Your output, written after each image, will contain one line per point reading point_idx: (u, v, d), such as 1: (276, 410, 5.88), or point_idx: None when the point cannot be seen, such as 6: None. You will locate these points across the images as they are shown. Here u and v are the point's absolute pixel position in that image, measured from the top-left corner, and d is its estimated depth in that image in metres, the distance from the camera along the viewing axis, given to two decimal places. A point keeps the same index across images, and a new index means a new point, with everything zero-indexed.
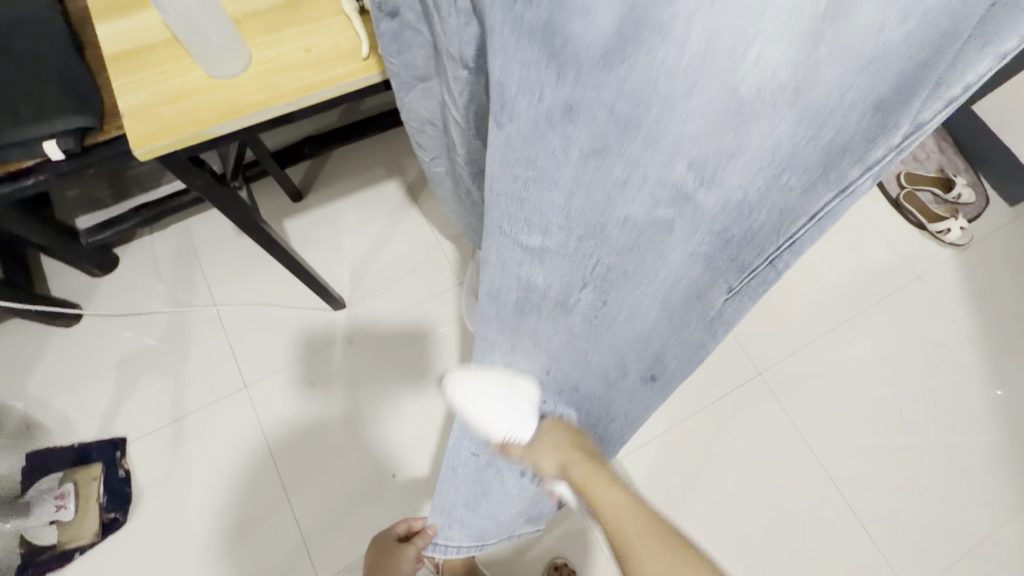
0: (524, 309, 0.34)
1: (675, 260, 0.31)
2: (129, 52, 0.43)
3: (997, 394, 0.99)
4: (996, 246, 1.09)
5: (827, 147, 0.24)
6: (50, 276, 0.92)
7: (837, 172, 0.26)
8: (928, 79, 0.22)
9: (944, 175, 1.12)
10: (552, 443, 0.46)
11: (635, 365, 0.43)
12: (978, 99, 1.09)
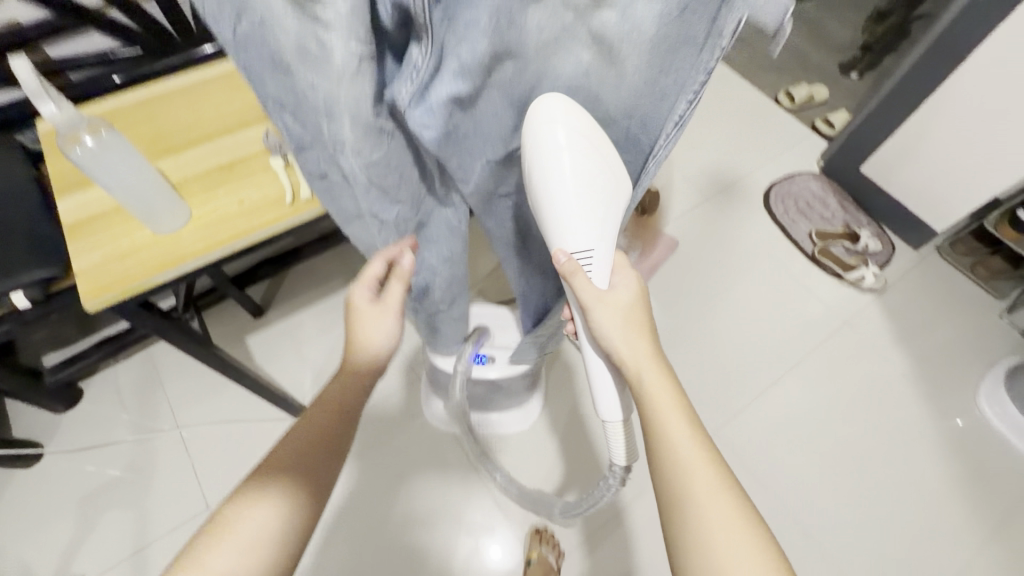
0: (575, 246, 0.42)
1: None
2: (82, 220, 0.50)
3: (961, 423, 1.04)
4: (910, 287, 1.19)
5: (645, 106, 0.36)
6: (13, 417, 0.94)
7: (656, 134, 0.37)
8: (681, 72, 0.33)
9: (851, 228, 1.24)
10: (618, 298, 0.45)
11: None
12: (863, 162, 1.24)
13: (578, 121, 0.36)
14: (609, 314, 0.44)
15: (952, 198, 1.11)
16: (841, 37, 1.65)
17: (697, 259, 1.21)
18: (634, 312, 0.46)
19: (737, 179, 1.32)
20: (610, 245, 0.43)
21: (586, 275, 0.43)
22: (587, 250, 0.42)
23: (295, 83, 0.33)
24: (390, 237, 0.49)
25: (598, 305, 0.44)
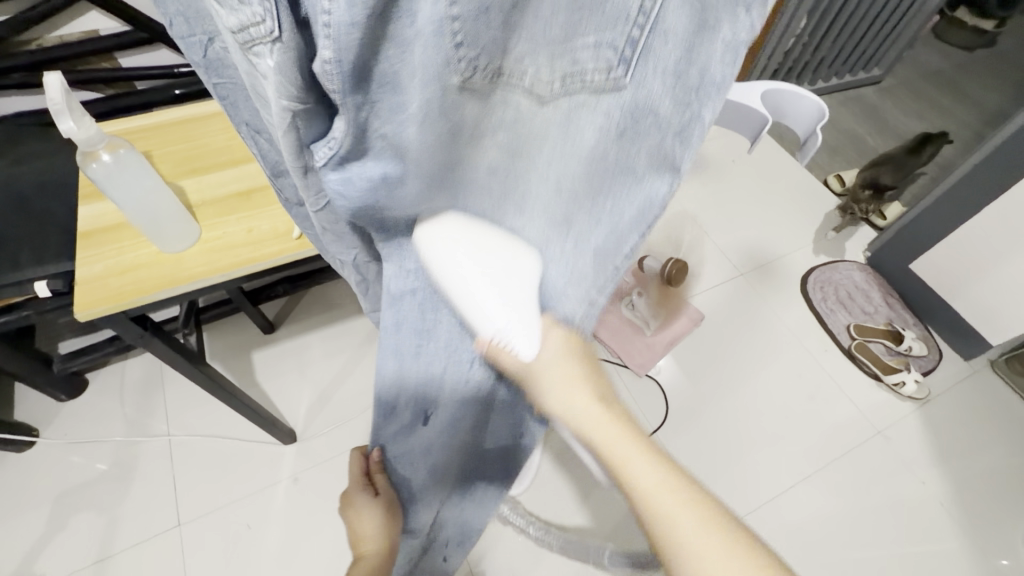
0: (492, 333, 0.40)
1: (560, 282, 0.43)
2: (94, 230, 0.51)
3: (1005, 565, 0.92)
4: (956, 401, 1.09)
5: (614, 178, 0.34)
6: (17, 400, 0.95)
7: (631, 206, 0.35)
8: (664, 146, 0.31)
9: (893, 328, 1.16)
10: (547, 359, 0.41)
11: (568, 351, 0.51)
12: (913, 259, 1.17)
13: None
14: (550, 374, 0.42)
15: (1012, 313, 1.02)
16: (902, 127, 1.60)
17: (722, 338, 1.15)
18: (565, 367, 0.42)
19: (775, 258, 1.27)
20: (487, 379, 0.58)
21: (509, 353, 0.42)
22: (497, 332, 0.40)
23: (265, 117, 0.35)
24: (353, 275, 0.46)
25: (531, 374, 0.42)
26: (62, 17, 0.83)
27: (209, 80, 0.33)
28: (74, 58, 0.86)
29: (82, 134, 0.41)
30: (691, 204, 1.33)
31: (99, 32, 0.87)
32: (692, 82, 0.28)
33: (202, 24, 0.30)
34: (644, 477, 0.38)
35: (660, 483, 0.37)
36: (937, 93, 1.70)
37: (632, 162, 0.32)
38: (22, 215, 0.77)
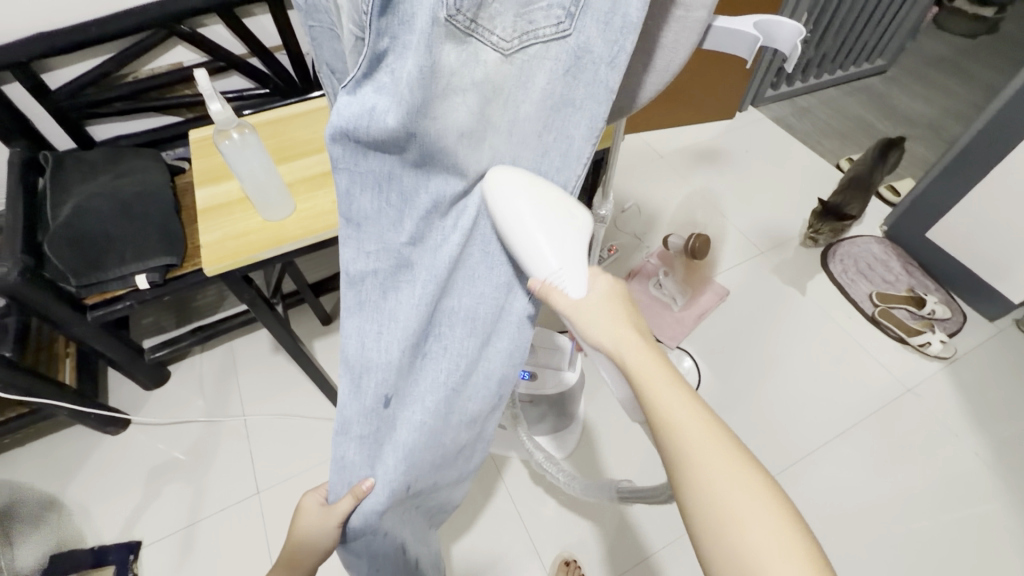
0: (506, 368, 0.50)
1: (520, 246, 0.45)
2: (212, 205, 0.62)
3: None
4: (984, 360, 1.12)
5: (559, 118, 0.39)
6: (111, 389, 1.07)
7: (567, 139, 0.41)
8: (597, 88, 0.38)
9: (915, 293, 1.21)
10: (592, 302, 0.42)
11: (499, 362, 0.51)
12: (929, 228, 1.22)
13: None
14: (591, 315, 0.41)
15: None
16: (911, 112, 1.66)
17: (749, 312, 1.20)
18: (613, 323, 0.41)
19: (794, 236, 1.33)
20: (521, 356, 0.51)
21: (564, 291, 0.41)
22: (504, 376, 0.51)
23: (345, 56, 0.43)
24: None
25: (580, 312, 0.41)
26: (154, 52, 0.97)
27: (305, 22, 0.41)
28: (162, 86, 1.00)
29: (223, 114, 0.54)
30: (709, 192, 1.41)
31: (183, 63, 1.01)
32: (620, 24, 0.35)
33: None
34: (672, 402, 0.36)
35: (690, 412, 0.36)
36: (943, 78, 1.75)
37: (572, 97, 0.38)
38: (126, 216, 0.88)
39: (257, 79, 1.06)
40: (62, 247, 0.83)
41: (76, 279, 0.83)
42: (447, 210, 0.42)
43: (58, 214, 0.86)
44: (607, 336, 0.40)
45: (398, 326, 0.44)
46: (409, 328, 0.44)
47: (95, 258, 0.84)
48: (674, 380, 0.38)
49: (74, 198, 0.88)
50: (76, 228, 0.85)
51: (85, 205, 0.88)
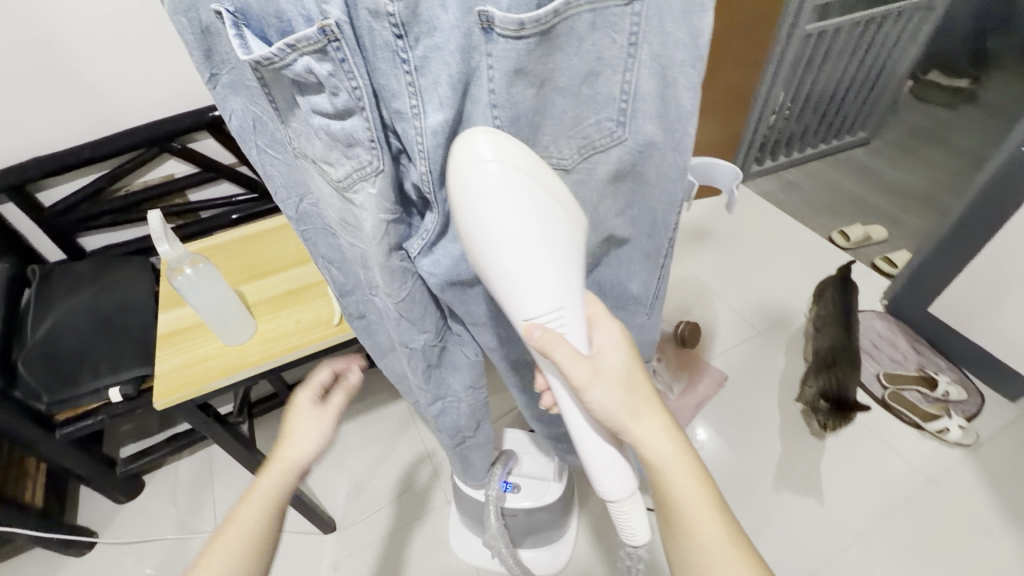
0: (540, 315, 0.37)
1: (625, 293, 0.50)
2: (173, 331, 0.61)
3: None
4: (1010, 446, 1.04)
5: (632, 204, 0.42)
6: (82, 503, 1.02)
7: (644, 222, 0.44)
8: (669, 178, 0.39)
9: (926, 373, 1.14)
10: (604, 367, 0.43)
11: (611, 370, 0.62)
12: (931, 302, 1.17)
13: (509, 151, 0.32)
14: (617, 391, 0.43)
15: None
16: (899, 183, 1.67)
17: (750, 399, 1.14)
18: (621, 396, 0.43)
19: (791, 314, 1.29)
20: (575, 290, 0.38)
21: (561, 345, 0.38)
22: (558, 312, 0.38)
23: (340, 247, 0.47)
24: (418, 365, 0.53)
25: (597, 381, 0.42)
26: (146, 167, 1.01)
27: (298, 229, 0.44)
28: (154, 197, 1.04)
29: (174, 252, 0.54)
30: (701, 271, 1.40)
31: (175, 175, 1.05)
32: (674, 116, 0.36)
33: (296, 190, 0.42)
34: (662, 457, 0.44)
35: (680, 460, 0.45)
36: (929, 149, 1.78)
37: (642, 180, 0.40)
38: (104, 330, 0.88)
39: (245, 185, 1.09)
40: (36, 366, 0.83)
41: (48, 396, 0.82)
42: None
43: (37, 330, 0.87)
44: (614, 406, 0.43)
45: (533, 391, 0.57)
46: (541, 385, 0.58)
47: (68, 373, 0.83)
48: (669, 435, 0.45)
49: (54, 313, 0.89)
50: (53, 344, 0.86)
51: (65, 320, 0.88)
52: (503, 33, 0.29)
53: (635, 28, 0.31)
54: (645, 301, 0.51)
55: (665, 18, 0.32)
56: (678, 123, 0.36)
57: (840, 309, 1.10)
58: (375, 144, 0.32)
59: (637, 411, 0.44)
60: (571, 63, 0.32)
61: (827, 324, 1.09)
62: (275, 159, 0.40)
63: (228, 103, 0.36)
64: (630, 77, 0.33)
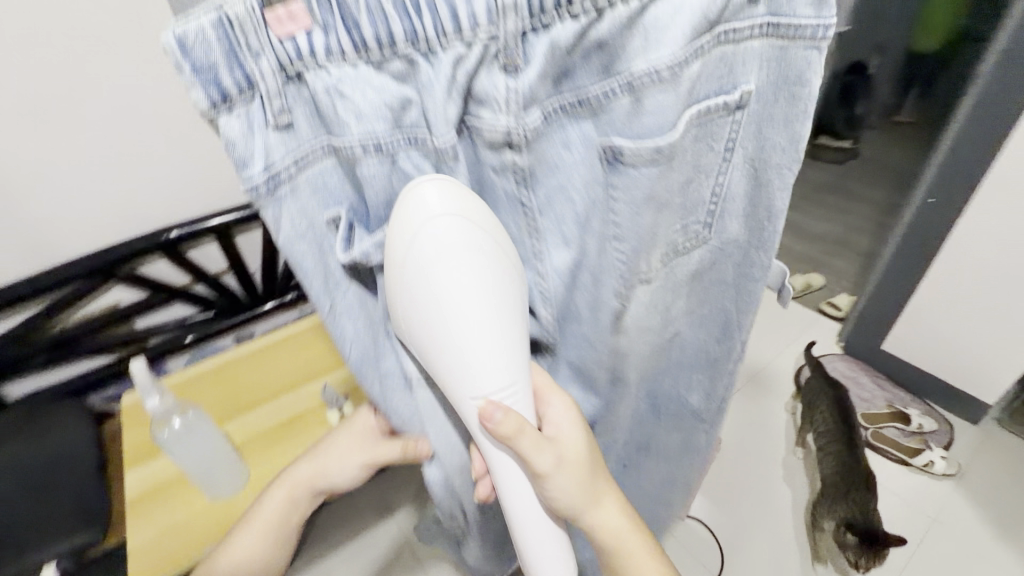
0: (499, 391, 0.38)
1: (698, 357, 0.61)
2: (151, 492, 0.68)
3: None
4: (987, 470, 1.10)
5: (727, 278, 0.54)
6: None
7: (739, 296, 0.55)
8: (749, 257, 0.52)
9: (897, 409, 1.20)
10: (564, 450, 0.45)
11: (679, 433, 0.69)
12: (883, 340, 1.25)
13: (457, 219, 0.34)
14: (563, 468, 0.45)
15: (993, 369, 1.09)
16: (822, 232, 1.85)
17: (747, 462, 1.15)
18: (569, 472, 0.45)
19: (763, 367, 1.34)
20: (523, 367, 0.39)
21: (519, 416, 0.40)
22: (512, 387, 0.39)
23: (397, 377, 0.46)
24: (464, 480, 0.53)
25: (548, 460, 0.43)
26: (89, 298, 0.91)
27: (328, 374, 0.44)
28: (97, 328, 0.93)
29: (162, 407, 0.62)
30: None
31: (120, 303, 0.94)
32: (762, 210, 0.48)
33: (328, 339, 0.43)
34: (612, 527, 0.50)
35: (625, 526, 0.51)
36: (838, 197, 1.99)
37: (733, 259, 0.52)
38: (38, 495, 0.77)
39: (200, 302, 1.02)
40: None
41: None
42: (647, 366, 0.58)
43: None
44: (576, 494, 0.46)
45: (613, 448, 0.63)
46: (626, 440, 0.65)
47: None
48: (612, 504, 0.50)
49: None
50: None
51: None
52: (632, 161, 0.39)
53: (732, 137, 0.43)
54: (727, 364, 0.61)
55: (764, 126, 0.44)
56: (763, 215, 0.49)
57: (836, 420, 1.07)
58: None
59: (586, 486, 0.47)
60: (672, 180, 0.43)
61: (829, 440, 1.06)
62: (314, 315, 0.41)
63: (336, 301, 0.40)
64: (724, 176, 0.46)
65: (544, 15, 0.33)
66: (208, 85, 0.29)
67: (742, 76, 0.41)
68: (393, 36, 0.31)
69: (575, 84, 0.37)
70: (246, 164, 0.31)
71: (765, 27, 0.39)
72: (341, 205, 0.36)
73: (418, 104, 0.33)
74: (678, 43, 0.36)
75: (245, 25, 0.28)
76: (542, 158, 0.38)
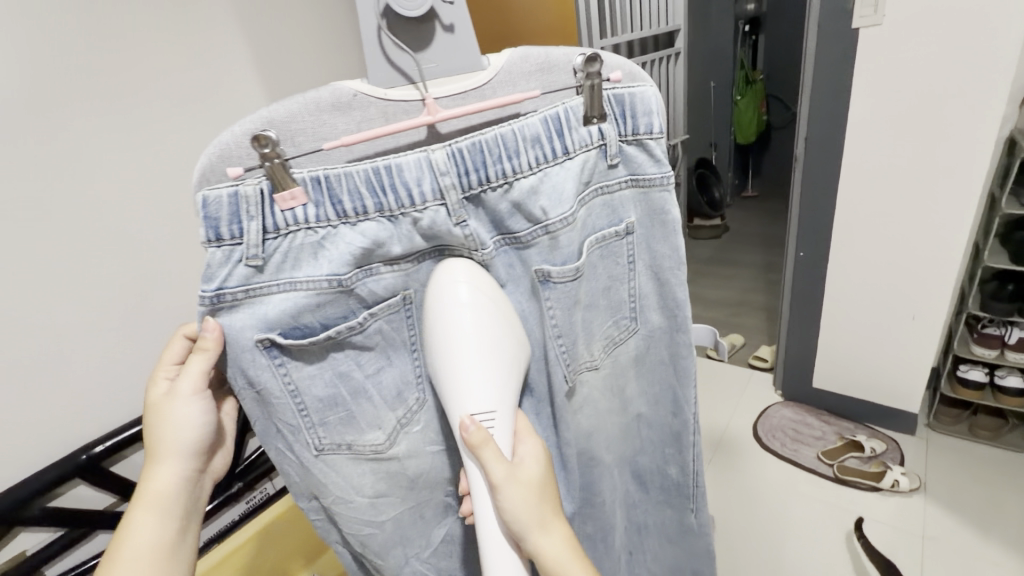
0: (474, 413, 0.41)
1: (654, 437, 0.62)
2: None
3: None
4: (942, 474, 1.19)
5: (659, 369, 0.57)
6: None
7: (685, 389, 0.57)
8: (676, 350, 0.55)
9: (848, 439, 1.29)
10: (527, 474, 0.42)
11: (667, 517, 0.67)
12: (812, 378, 1.38)
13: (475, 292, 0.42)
14: (524, 499, 0.41)
15: (906, 382, 1.23)
16: None
17: (745, 531, 1.14)
18: (535, 502, 0.41)
19: (723, 433, 1.39)
20: (504, 401, 0.43)
21: (493, 444, 0.41)
22: (486, 412, 0.42)
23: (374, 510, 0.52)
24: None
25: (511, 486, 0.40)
26: None
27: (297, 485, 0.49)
28: None
29: None
30: None
31: (27, 550, 0.76)
32: (670, 303, 0.53)
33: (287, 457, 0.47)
34: (555, 553, 0.41)
35: (570, 554, 0.42)
36: None
37: (665, 351, 0.56)
38: None
39: None
40: None
41: None
42: (614, 450, 0.60)
43: None
44: (517, 514, 0.41)
45: (610, 538, 0.63)
46: (619, 528, 0.65)
47: None
48: (558, 527, 0.43)
49: None
50: None
51: None
52: (560, 279, 0.46)
53: (632, 253, 0.50)
54: (688, 446, 0.61)
55: (652, 243, 0.51)
56: (675, 312, 0.53)
57: None
58: (412, 385, 0.48)
59: (546, 522, 0.42)
60: (595, 286, 0.50)
61: None
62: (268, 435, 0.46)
63: (242, 393, 0.44)
64: (634, 283, 0.51)
65: (472, 190, 0.41)
66: (209, 228, 0.37)
67: (624, 212, 0.48)
68: (365, 208, 0.39)
69: (510, 229, 0.44)
70: (208, 283, 0.38)
71: (629, 182, 0.48)
72: (272, 330, 0.41)
73: (384, 252, 0.41)
74: (571, 199, 0.44)
75: (252, 200, 0.37)
76: (493, 277, 0.45)
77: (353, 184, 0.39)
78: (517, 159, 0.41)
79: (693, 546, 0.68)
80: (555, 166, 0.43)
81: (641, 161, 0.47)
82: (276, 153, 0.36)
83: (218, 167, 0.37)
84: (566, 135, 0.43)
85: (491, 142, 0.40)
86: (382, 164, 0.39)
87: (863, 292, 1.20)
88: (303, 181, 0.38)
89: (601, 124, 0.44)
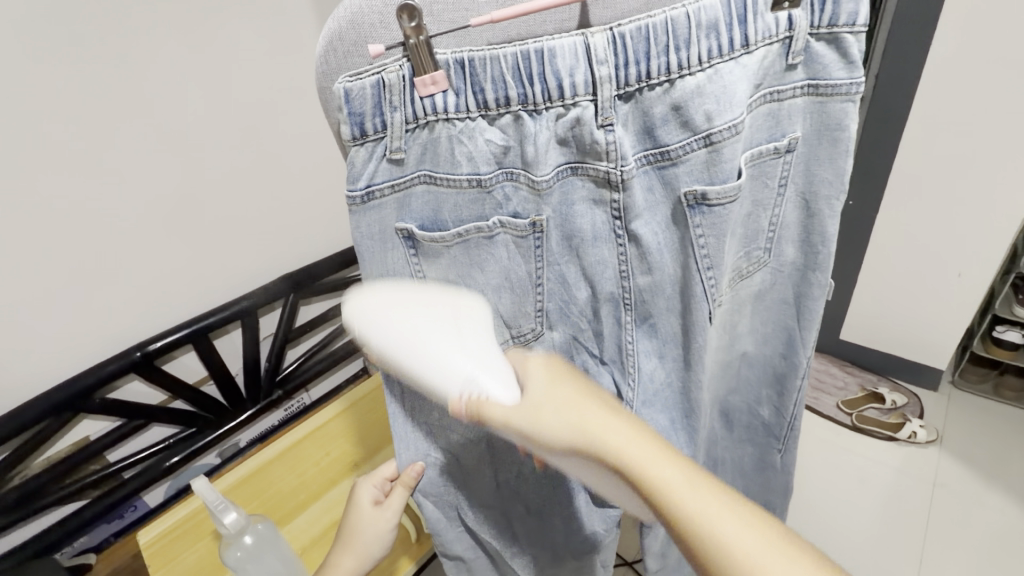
0: (461, 385, 0.47)
1: (752, 372, 0.66)
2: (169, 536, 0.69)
3: None
4: (960, 427, 1.22)
5: (782, 306, 0.59)
6: None
7: (806, 327, 0.58)
8: (806, 290, 0.56)
9: (869, 390, 1.31)
10: (537, 393, 0.46)
11: (744, 450, 0.73)
12: (841, 330, 1.37)
13: (411, 295, 0.47)
14: (544, 407, 0.45)
15: (940, 338, 1.23)
16: None
17: None
18: (558, 391, 0.46)
19: None
20: (475, 366, 0.47)
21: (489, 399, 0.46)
22: (467, 380, 0.47)
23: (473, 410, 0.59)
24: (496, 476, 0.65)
25: (524, 416, 0.45)
26: (54, 437, 0.77)
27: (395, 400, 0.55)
28: (66, 472, 0.79)
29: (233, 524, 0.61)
30: None
31: (90, 435, 0.82)
32: (815, 237, 0.53)
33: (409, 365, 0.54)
34: (606, 427, 0.43)
35: (625, 431, 0.43)
36: None
37: (795, 287, 0.57)
38: None
39: (180, 421, 0.88)
40: None
41: None
42: (715, 380, 0.64)
43: None
44: (551, 423, 0.44)
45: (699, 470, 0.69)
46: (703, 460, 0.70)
47: None
48: (605, 409, 0.45)
49: None
50: None
51: None
52: (716, 200, 0.45)
53: (784, 175, 0.49)
54: (794, 384, 0.63)
55: (812, 164, 0.49)
56: (819, 250, 0.54)
57: None
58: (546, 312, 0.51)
59: (576, 411, 0.44)
60: (741, 211, 0.50)
61: None
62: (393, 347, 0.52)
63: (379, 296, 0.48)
64: (779, 210, 0.51)
65: (629, 85, 0.40)
66: (353, 122, 0.40)
67: (789, 125, 0.47)
68: (508, 99, 0.40)
69: (661, 142, 0.43)
70: (356, 180, 0.43)
71: (807, 87, 0.45)
72: (413, 221, 0.45)
73: (522, 151, 0.42)
74: (742, 102, 0.42)
75: (395, 87, 0.39)
76: (636, 198, 0.44)
77: (501, 67, 0.39)
78: (687, 51, 0.39)
79: (759, 475, 0.74)
80: (727, 61, 0.41)
81: (827, 63, 0.44)
82: (420, 29, 0.36)
83: (358, 42, 0.38)
84: (749, 22, 0.40)
85: (659, 28, 0.39)
86: (535, 49, 0.38)
87: (911, 245, 1.16)
88: (445, 65, 0.39)
89: (792, 11, 0.42)
